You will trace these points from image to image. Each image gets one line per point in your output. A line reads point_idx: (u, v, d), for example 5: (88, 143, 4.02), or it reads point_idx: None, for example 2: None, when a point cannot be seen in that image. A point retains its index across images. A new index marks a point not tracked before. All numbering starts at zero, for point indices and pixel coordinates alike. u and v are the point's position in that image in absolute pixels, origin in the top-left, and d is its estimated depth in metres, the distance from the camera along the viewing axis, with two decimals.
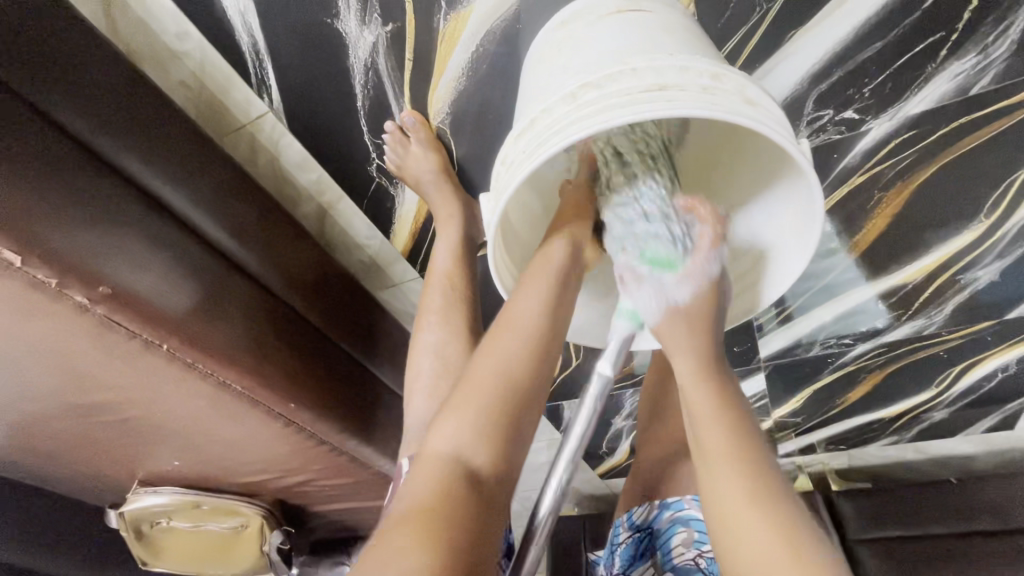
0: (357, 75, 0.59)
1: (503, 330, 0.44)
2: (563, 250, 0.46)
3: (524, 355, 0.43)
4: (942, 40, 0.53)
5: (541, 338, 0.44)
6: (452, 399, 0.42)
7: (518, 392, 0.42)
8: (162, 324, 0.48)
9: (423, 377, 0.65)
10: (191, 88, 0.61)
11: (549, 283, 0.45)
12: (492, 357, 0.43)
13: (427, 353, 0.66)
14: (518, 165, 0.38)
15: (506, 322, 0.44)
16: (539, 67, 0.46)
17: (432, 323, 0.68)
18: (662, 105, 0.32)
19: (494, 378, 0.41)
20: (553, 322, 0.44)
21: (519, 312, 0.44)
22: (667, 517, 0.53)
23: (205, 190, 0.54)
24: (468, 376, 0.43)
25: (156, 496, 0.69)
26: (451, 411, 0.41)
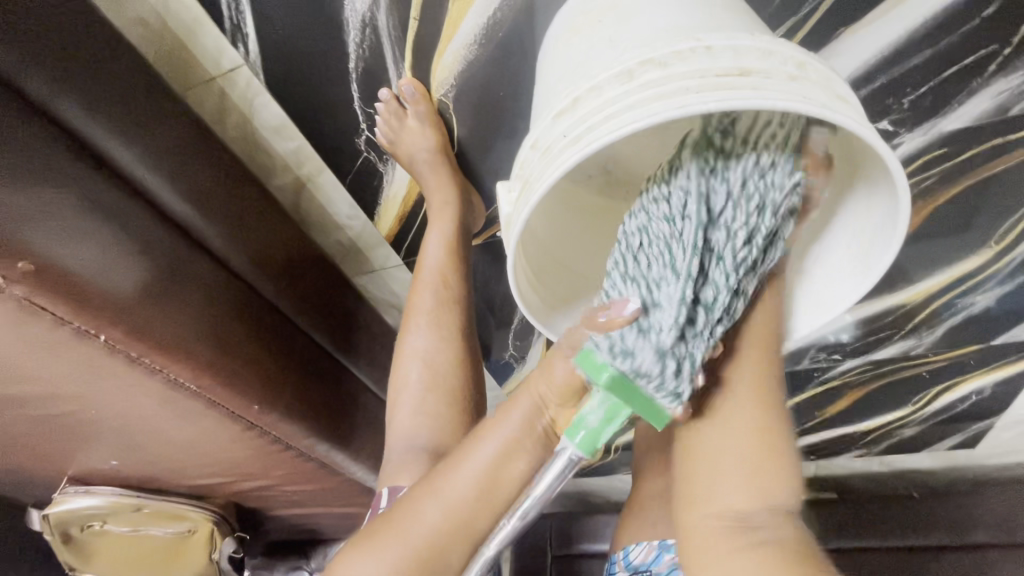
0: (352, 32, 0.51)
1: (436, 488, 0.42)
2: (525, 411, 0.41)
3: (449, 521, 0.40)
4: (993, 54, 0.49)
5: (467, 514, 0.41)
6: (368, 534, 0.42)
7: (458, 526, 0.40)
8: (103, 310, 0.40)
9: (410, 387, 0.63)
10: (150, 27, 0.52)
11: (496, 447, 0.41)
12: (449, 480, 0.41)
13: (414, 359, 0.63)
14: (553, 152, 0.32)
15: (443, 478, 0.42)
16: (570, 37, 0.39)
17: (422, 325, 0.65)
18: (746, 92, 0.27)
19: (409, 533, 0.40)
20: (487, 496, 0.41)
21: (456, 476, 0.41)
22: (667, 560, 0.46)
23: (164, 149, 0.45)
24: (391, 521, 0.42)
25: (88, 497, 0.60)
26: (386, 528, 0.41)
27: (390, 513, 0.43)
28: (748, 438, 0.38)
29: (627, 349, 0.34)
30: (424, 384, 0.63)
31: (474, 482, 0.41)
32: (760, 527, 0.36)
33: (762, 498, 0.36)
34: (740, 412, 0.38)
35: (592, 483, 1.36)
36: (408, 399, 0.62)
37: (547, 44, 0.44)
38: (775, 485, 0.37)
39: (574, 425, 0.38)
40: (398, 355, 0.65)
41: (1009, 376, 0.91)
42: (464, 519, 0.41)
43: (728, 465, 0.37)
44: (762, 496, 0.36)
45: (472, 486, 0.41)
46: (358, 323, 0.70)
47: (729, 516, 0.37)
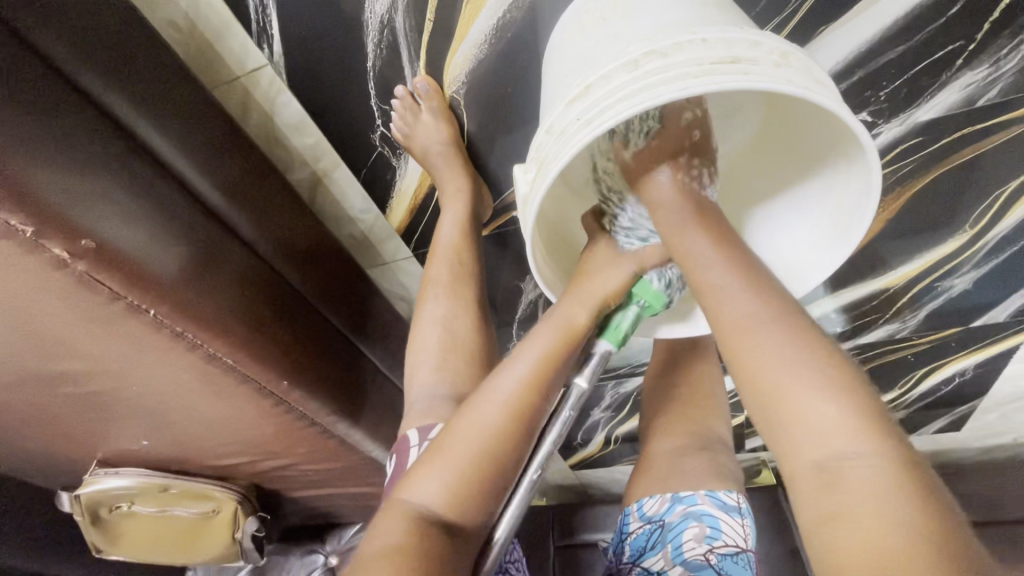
0: (370, 33, 0.55)
1: (487, 391, 0.43)
2: (579, 313, 0.44)
3: (504, 422, 0.42)
4: (960, 49, 0.53)
5: (524, 404, 0.42)
6: (429, 451, 0.42)
7: (522, 415, 0.42)
8: (153, 286, 0.43)
9: (427, 349, 0.66)
10: (181, 30, 0.56)
11: (542, 348, 0.44)
12: (506, 373, 0.43)
13: (432, 324, 0.67)
14: (568, 135, 0.35)
15: (489, 386, 0.43)
16: (576, 35, 0.43)
17: (439, 295, 0.68)
18: (738, 76, 0.31)
19: (468, 439, 0.41)
20: (537, 395, 0.43)
21: (503, 380, 0.43)
22: (679, 510, 0.50)
23: (200, 141, 0.49)
24: (446, 432, 0.42)
25: (118, 478, 0.63)
26: (459, 424, 0.42)
27: (454, 415, 0.44)
28: (814, 377, 0.32)
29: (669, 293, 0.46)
30: (441, 345, 0.66)
31: (522, 383, 0.43)
32: (867, 471, 0.30)
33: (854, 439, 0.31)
34: (789, 348, 0.33)
35: (593, 474, 1.39)
36: (426, 358, 0.65)
37: (553, 42, 0.48)
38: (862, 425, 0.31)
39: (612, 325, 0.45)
40: (415, 324, 0.68)
41: (989, 357, 0.95)
42: (518, 419, 0.42)
43: (798, 409, 0.32)
44: (851, 436, 0.31)
45: (522, 385, 0.43)
46: (372, 310, 0.73)
47: (824, 463, 0.31)
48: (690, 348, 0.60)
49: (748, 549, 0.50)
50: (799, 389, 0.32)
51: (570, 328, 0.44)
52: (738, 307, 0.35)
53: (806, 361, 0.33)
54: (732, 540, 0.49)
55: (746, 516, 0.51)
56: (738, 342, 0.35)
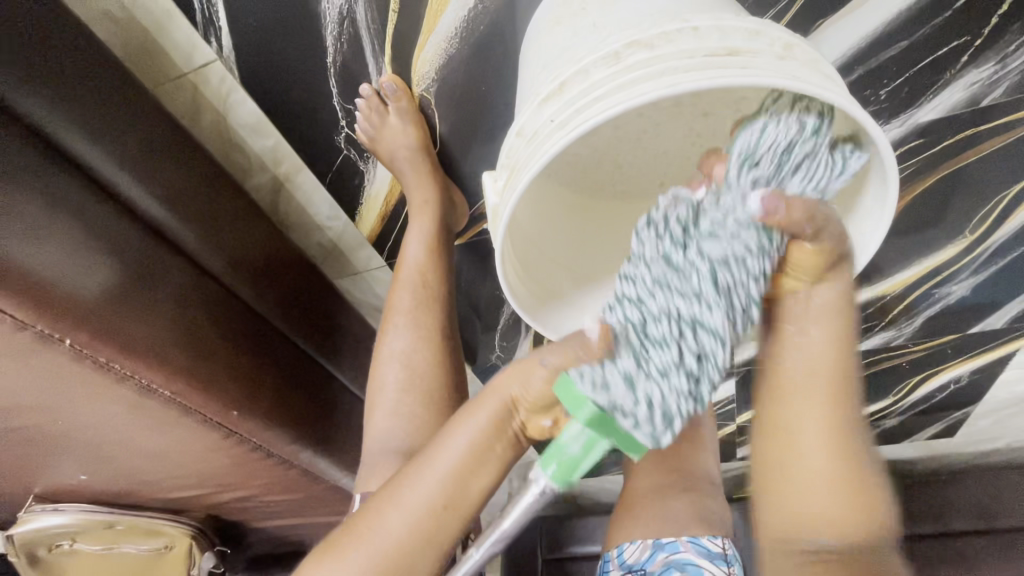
0: (328, 26, 0.50)
1: (398, 498, 0.39)
2: (493, 409, 0.39)
3: (411, 532, 0.38)
4: (965, 45, 0.50)
5: (436, 515, 0.38)
6: (330, 550, 0.39)
7: (429, 528, 0.38)
8: (68, 312, 0.37)
9: (386, 389, 0.61)
10: (118, 21, 0.51)
11: (455, 449, 0.39)
12: (418, 477, 0.39)
13: (392, 361, 0.61)
14: (542, 138, 0.31)
15: (402, 483, 0.39)
16: (553, 26, 0.38)
17: (400, 325, 0.63)
18: (736, 69, 0.26)
19: (370, 550, 0.38)
20: (451, 501, 0.39)
21: (418, 480, 0.39)
22: (661, 559, 0.45)
23: (132, 144, 0.44)
24: (349, 539, 0.39)
25: (56, 515, 0.58)
26: (359, 527, 0.39)
27: (357, 514, 0.40)
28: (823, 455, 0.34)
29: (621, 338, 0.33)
30: (400, 385, 0.61)
31: (433, 490, 0.38)
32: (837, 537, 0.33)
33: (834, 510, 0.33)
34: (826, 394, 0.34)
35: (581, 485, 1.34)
36: (386, 398, 0.60)
37: (528, 36, 0.43)
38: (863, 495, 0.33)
39: (549, 453, 0.35)
40: (376, 358, 0.63)
41: (985, 363, 0.92)
42: (427, 528, 0.38)
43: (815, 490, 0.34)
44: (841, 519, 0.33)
45: (433, 493, 0.38)
46: (341, 327, 0.68)
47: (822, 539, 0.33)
48: None
49: None
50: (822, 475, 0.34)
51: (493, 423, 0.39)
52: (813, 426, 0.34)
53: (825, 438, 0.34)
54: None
55: (732, 565, 0.47)
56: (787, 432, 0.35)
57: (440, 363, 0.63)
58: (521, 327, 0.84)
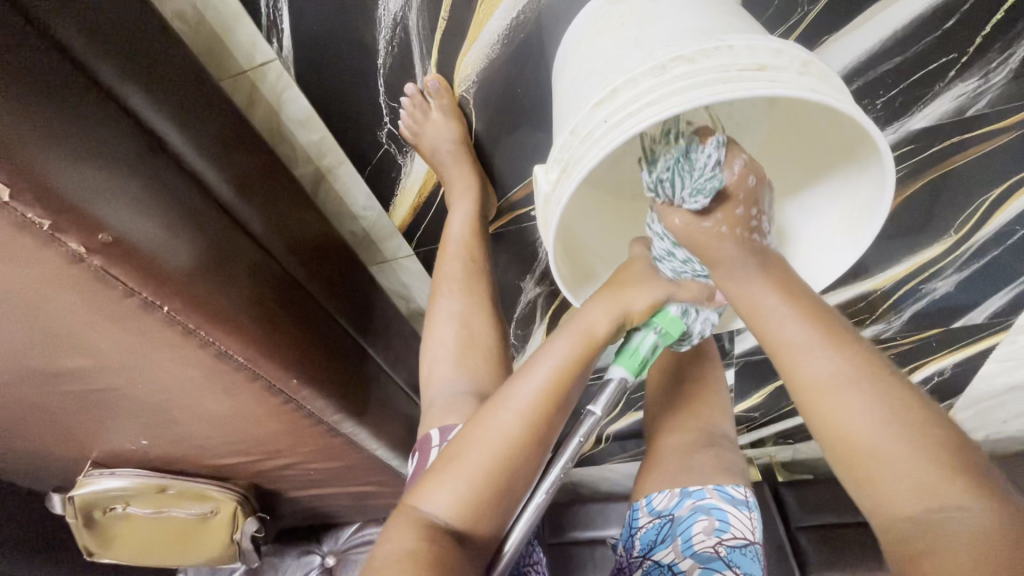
0: (383, 30, 0.55)
1: (505, 402, 0.44)
2: (603, 317, 0.45)
3: (521, 430, 0.43)
4: (953, 61, 0.55)
5: (539, 416, 0.43)
6: (442, 464, 0.44)
7: (536, 429, 0.43)
8: (167, 282, 0.42)
9: (444, 346, 0.66)
10: (188, 21, 0.55)
11: (561, 354, 0.44)
12: (525, 381, 0.44)
13: (449, 320, 0.67)
14: (596, 136, 0.36)
15: (511, 390, 0.44)
16: (595, 39, 0.44)
17: (453, 291, 0.68)
18: (766, 83, 0.32)
19: (485, 449, 0.43)
20: (556, 403, 0.44)
21: (526, 381, 0.44)
22: (688, 504, 0.51)
23: (211, 136, 0.48)
24: (465, 444, 0.43)
25: (113, 478, 0.62)
26: (474, 430, 0.44)
27: (469, 422, 0.45)
28: (883, 425, 0.33)
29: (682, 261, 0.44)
30: (460, 343, 0.66)
31: (539, 389, 0.44)
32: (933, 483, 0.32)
33: (951, 493, 0.31)
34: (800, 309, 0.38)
35: (582, 473, 1.39)
36: (444, 356, 0.65)
37: (566, 47, 0.49)
38: (944, 472, 0.31)
39: (627, 352, 0.46)
40: (430, 321, 0.68)
41: (967, 357, 0.97)
42: (533, 427, 0.43)
43: (881, 455, 0.33)
44: (937, 492, 0.31)
45: (540, 393, 0.44)
46: (374, 309, 0.73)
47: (919, 523, 0.31)
48: (694, 361, 0.61)
49: (755, 543, 0.51)
50: (879, 441, 0.33)
51: (592, 324, 0.45)
52: (818, 367, 0.35)
53: (876, 407, 0.34)
54: (740, 532, 0.49)
55: (754, 510, 0.52)
56: (813, 393, 0.35)
57: (487, 329, 0.68)
58: (537, 314, 0.89)
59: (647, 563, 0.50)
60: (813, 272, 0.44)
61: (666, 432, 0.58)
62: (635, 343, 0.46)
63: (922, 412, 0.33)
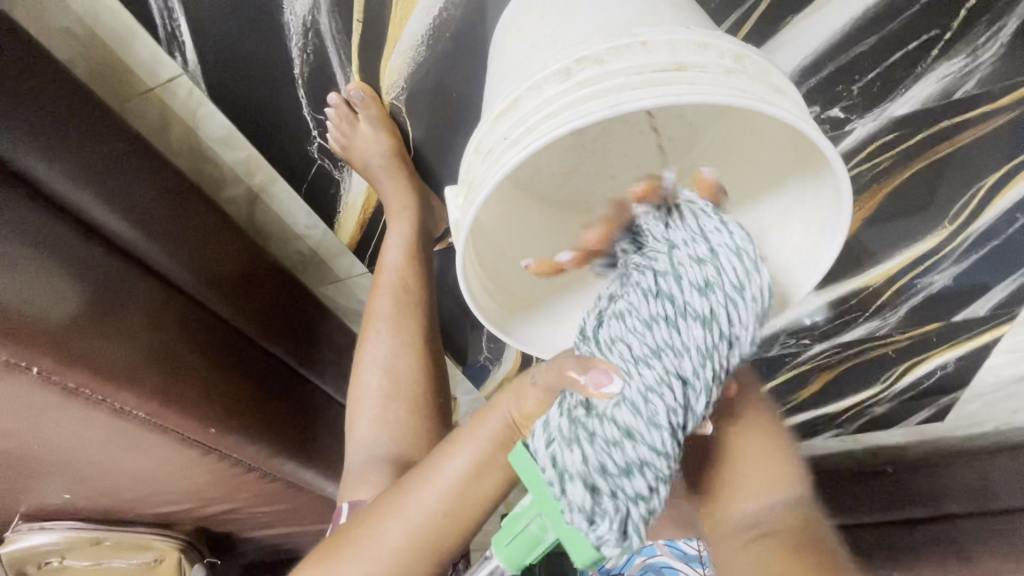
0: (293, 37, 0.49)
1: (399, 504, 0.38)
2: (499, 421, 0.37)
3: (410, 547, 0.37)
4: (935, 38, 0.48)
5: (434, 528, 0.37)
6: (325, 562, 0.39)
7: (429, 542, 0.37)
8: (33, 340, 0.37)
9: (368, 397, 0.60)
10: (79, 39, 0.50)
11: (462, 465, 0.37)
12: (422, 484, 0.38)
13: (374, 368, 0.61)
14: (497, 156, 0.30)
15: (408, 492, 0.38)
16: (514, 37, 0.38)
17: (381, 331, 0.62)
18: (685, 87, 0.26)
19: (368, 567, 0.37)
20: (454, 514, 0.37)
21: (424, 489, 0.38)
22: None
23: (96, 167, 0.43)
24: (351, 547, 0.38)
25: (43, 533, 0.58)
26: (362, 532, 0.38)
27: (361, 520, 0.40)
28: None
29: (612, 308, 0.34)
30: (384, 393, 0.60)
31: (435, 506, 0.37)
32: None
33: None
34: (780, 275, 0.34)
35: None
36: (367, 409, 0.59)
37: (492, 47, 0.43)
38: None
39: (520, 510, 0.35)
40: (357, 364, 0.62)
41: (974, 349, 0.89)
42: (428, 542, 0.37)
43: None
44: None
45: (436, 501, 0.37)
46: (321, 336, 0.68)
47: None
48: None
49: None
50: None
51: (492, 427, 0.37)
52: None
53: None
54: None
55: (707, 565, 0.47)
56: None
57: (419, 370, 0.62)
58: None
59: None
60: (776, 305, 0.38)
61: None
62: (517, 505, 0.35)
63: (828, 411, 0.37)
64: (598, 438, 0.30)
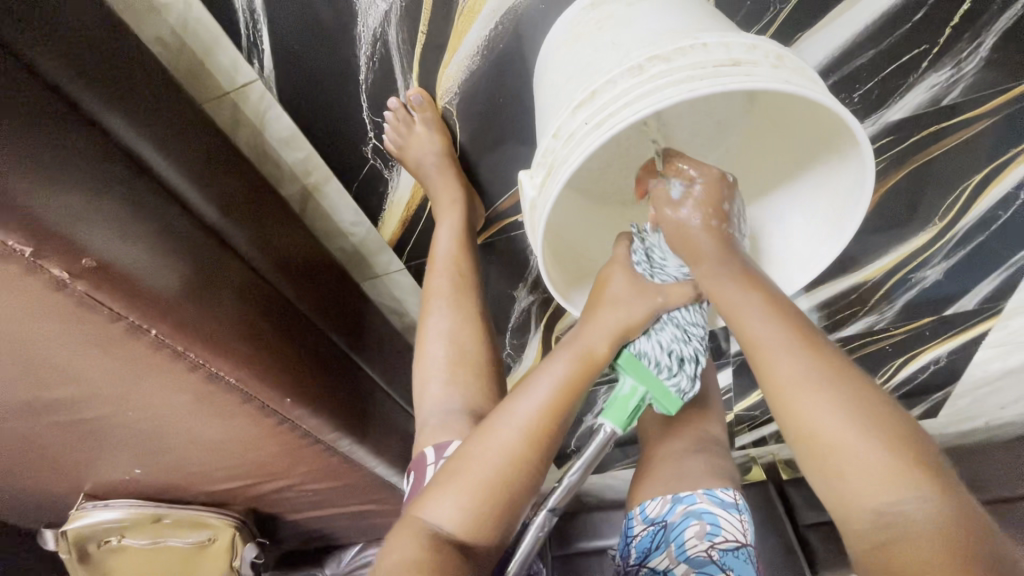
0: (363, 46, 0.55)
1: (503, 421, 0.43)
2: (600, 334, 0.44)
3: (521, 453, 0.42)
4: (925, 52, 0.55)
5: (539, 434, 0.43)
6: (441, 478, 0.42)
7: (537, 446, 0.42)
8: (151, 305, 0.42)
9: (434, 363, 0.65)
10: (169, 45, 0.55)
11: (564, 372, 0.44)
12: (524, 395, 0.44)
13: (438, 338, 0.66)
14: (577, 139, 0.36)
15: (509, 409, 0.44)
16: (574, 43, 0.44)
17: (442, 307, 0.67)
18: (741, 77, 0.32)
19: (487, 464, 0.41)
20: (557, 419, 0.43)
21: (527, 401, 0.43)
22: (680, 510, 0.50)
23: (195, 158, 0.48)
24: (465, 460, 0.42)
25: (107, 510, 0.60)
26: (475, 443, 0.43)
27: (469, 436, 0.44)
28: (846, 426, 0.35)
29: (661, 260, 0.47)
30: (450, 360, 0.65)
31: (540, 408, 0.43)
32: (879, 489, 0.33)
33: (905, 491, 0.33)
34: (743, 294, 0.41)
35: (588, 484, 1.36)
36: (436, 374, 0.65)
37: (547, 53, 0.49)
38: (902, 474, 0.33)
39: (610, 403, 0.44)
40: (420, 339, 0.67)
41: (960, 344, 0.96)
42: (537, 438, 0.42)
43: (844, 450, 0.34)
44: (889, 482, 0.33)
45: (541, 409, 0.43)
46: (367, 326, 0.72)
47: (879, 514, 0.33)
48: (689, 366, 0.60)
49: (749, 544, 0.50)
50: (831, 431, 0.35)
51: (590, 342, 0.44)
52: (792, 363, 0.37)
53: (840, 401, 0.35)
54: (732, 535, 0.49)
55: (744, 512, 0.51)
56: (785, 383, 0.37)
57: (477, 341, 0.67)
58: (531, 324, 0.89)
59: (643, 571, 0.50)
60: (799, 267, 0.46)
61: (663, 437, 0.58)
62: (615, 393, 0.45)
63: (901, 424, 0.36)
64: (691, 333, 0.45)
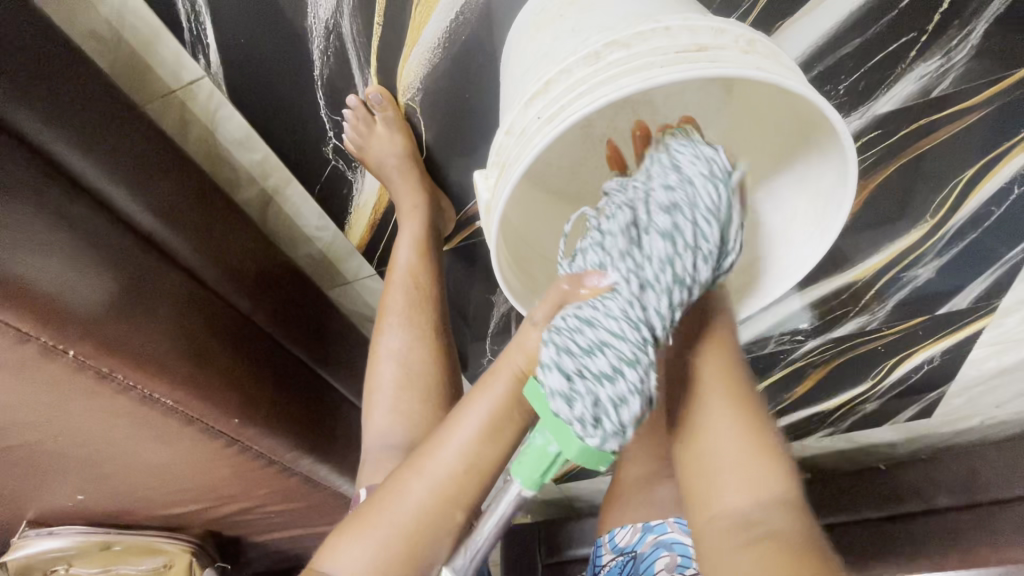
0: (315, 40, 0.51)
1: (421, 464, 0.39)
2: (504, 380, 0.38)
3: (438, 500, 0.37)
4: (914, 40, 0.52)
5: (457, 479, 0.38)
6: (353, 522, 0.38)
7: (456, 493, 0.38)
8: (69, 323, 0.39)
9: (382, 385, 0.62)
10: (104, 40, 0.51)
11: (479, 418, 0.38)
12: (443, 439, 0.39)
13: (389, 358, 0.63)
14: (530, 134, 0.33)
15: (427, 452, 0.39)
16: (535, 30, 0.41)
17: (395, 325, 0.64)
18: (706, 64, 0.29)
19: (401, 513, 0.37)
20: (479, 463, 0.38)
21: (446, 444, 0.38)
22: (650, 540, 0.48)
23: (129, 161, 0.44)
24: (376, 507, 0.38)
25: (50, 538, 0.56)
26: (387, 489, 0.39)
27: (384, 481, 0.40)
28: (732, 426, 0.37)
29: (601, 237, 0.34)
30: (396, 383, 0.62)
31: (461, 453, 0.38)
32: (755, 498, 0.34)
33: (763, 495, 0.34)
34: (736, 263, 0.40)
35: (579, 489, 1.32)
36: (382, 399, 0.61)
37: (511, 42, 0.45)
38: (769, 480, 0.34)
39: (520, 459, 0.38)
40: (372, 355, 0.64)
41: (953, 344, 0.93)
42: (449, 498, 0.38)
43: (722, 450, 0.36)
44: (753, 486, 0.34)
45: (462, 455, 0.38)
46: (334, 337, 0.68)
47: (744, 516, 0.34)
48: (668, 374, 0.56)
49: None
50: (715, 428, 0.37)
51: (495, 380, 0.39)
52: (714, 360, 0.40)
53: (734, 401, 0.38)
54: None
55: None
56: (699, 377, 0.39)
57: (430, 362, 0.64)
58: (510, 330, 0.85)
59: None
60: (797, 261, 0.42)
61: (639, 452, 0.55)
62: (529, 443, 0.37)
63: (792, 473, 0.35)
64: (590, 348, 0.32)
